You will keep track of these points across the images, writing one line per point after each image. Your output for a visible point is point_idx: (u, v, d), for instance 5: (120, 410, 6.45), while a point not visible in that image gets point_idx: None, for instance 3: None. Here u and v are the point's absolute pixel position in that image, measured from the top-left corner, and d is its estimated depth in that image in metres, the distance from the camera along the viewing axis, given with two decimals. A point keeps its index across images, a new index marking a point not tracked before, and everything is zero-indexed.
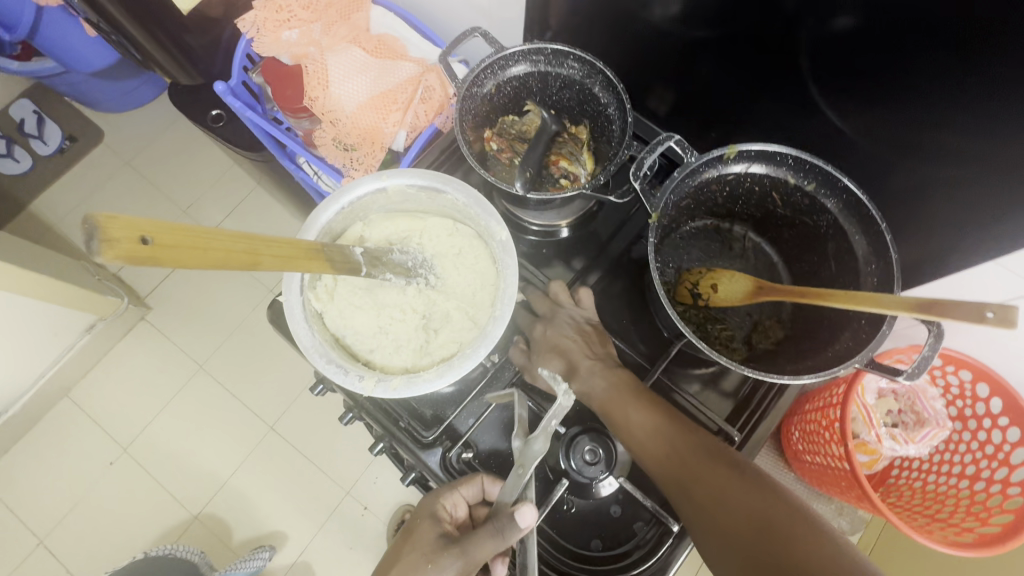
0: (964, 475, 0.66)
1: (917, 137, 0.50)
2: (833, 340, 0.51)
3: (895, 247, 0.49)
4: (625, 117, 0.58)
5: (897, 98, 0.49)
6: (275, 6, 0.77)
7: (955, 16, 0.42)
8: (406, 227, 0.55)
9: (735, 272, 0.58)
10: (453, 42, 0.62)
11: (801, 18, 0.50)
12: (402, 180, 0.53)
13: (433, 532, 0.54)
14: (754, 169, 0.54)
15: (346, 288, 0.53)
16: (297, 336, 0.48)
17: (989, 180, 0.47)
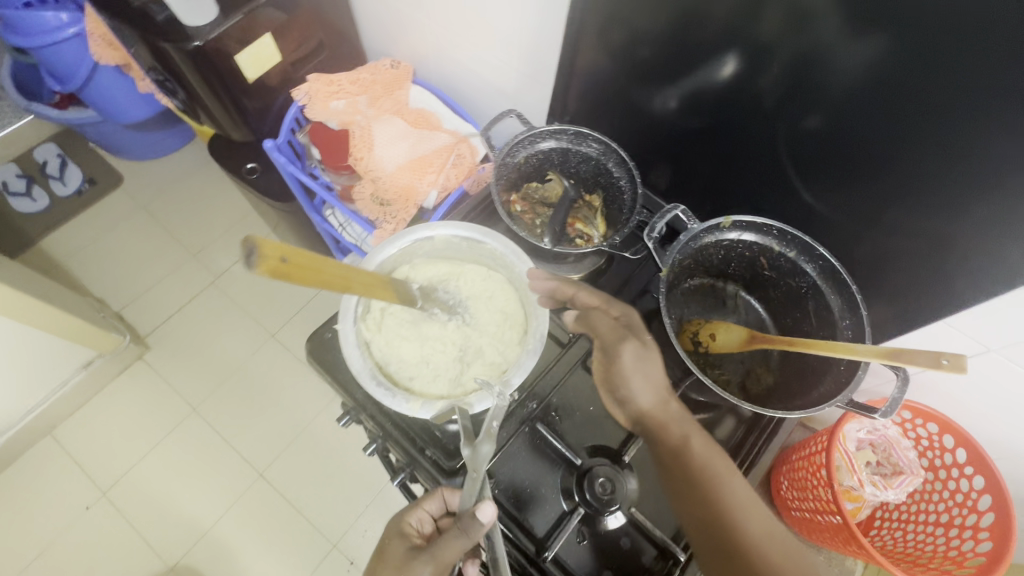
0: (941, 525, 0.72)
1: (876, 213, 0.62)
2: (818, 384, 0.59)
3: (865, 305, 0.58)
4: (635, 190, 0.68)
5: (856, 183, 0.61)
6: (326, 80, 0.89)
7: (894, 124, 0.54)
8: (447, 272, 0.63)
9: (730, 324, 0.66)
10: (490, 121, 0.71)
11: (776, 117, 0.63)
12: (447, 230, 0.61)
13: (401, 547, 0.59)
14: (745, 236, 0.64)
15: (393, 321, 0.60)
16: (349, 360, 0.54)
17: (935, 249, 0.59)
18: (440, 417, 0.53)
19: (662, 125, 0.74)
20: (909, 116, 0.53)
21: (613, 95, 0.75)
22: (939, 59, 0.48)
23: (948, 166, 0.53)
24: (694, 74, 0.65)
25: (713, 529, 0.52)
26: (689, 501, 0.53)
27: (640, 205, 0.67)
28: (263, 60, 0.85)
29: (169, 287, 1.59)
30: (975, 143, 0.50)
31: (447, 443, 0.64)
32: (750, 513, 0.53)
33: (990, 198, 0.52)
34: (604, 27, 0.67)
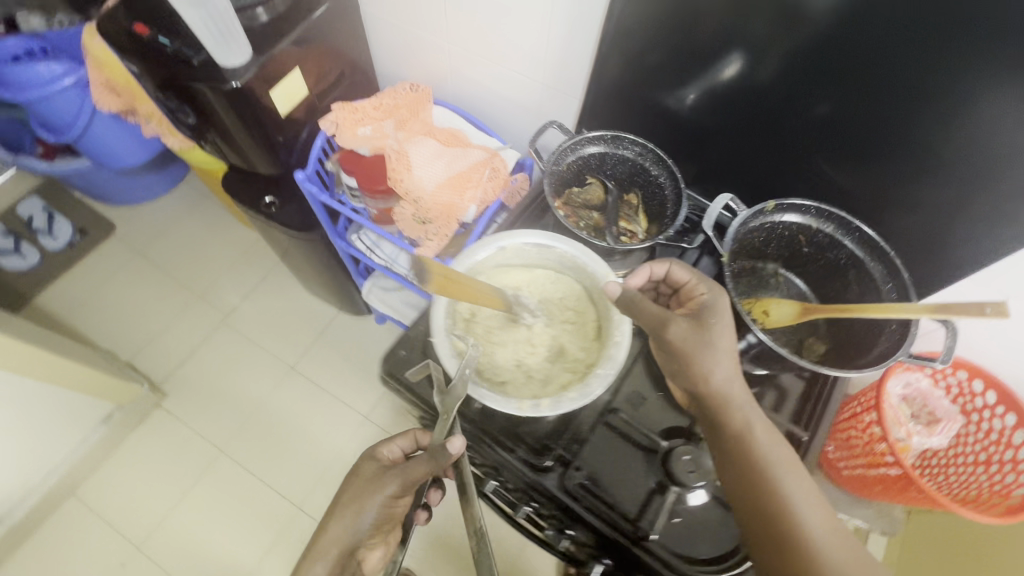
0: (983, 463, 0.77)
1: (894, 181, 0.68)
2: (873, 344, 0.64)
3: (906, 269, 0.64)
4: (676, 186, 0.73)
5: (871, 156, 0.68)
6: (351, 108, 0.91)
7: (901, 101, 0.61)
8: (518, 281, 0.67)
9: (781, 300, 0.70)
10: (535, 133, 0.74)
11: (793, 107, 0.69)
12: (519, 239, 0.64)
13: (376, 471, 0.66)
14: (784, 218, 0.70)
15: (478, 333, 0.63)
16: (450, 369, 0.56)
17: (953, 205, 0.65)
18: (546, 414, 0.55)
19: (687, 124, 0.79)
20: (920, 93, 0.59)
21: (637, 100, 0.80)
22: (941, 40, 0.55)
23: (958, 131, 0.60)
24: (719, 73, 0.71)
25: (763, 512, 0.52)
26: (741, 481, 0.54)
27: (684, 199, 0.72)
28: (291, 93, 0.87)
29: (178, 331, 1.56)
30: (983, 110, 0.57)
31: (533, 443, 0.67)
32: (807, 505, 0.52)
33: (998, 154, 0.59)
34: (629, 38, 0.72)
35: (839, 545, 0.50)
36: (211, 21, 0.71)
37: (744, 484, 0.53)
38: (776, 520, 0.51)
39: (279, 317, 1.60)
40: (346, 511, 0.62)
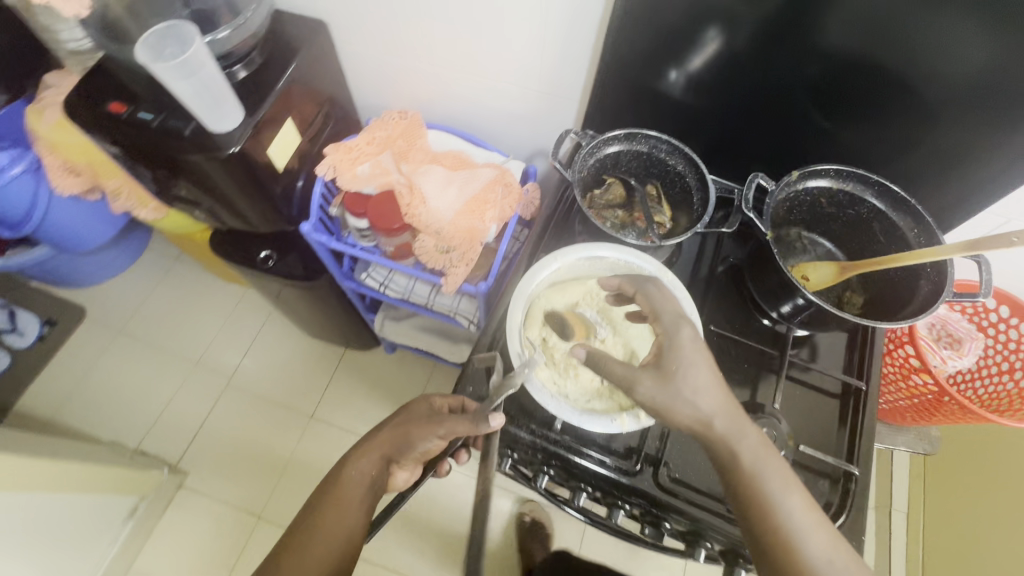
0: (1005, 371, 0.86)
1: (892, 128, 0.72)
2: (915, 289, 0.67)
3: (928, 213, 0.68)
4: (698, 172, 0.75)
5: (863, 110, 0.72)
6: (345, 149, 0.89)
7: (883, 57, 0.65)
8: (577, 293, 0.68)
9: (816, 263, 0.74)
10: (555, 147, 0.75)
11: (785, 77, 0.72)
12: (571, 255, 0.67)
13: (423, 416, 0.68)
14: (806, 185, 0.73)
15: (554, 351, 0.65)
16: (546, 402, 0.60)
17: (952, 140, 0.70)
18: (647, 424, 0.61)
19: (688, 109, 0.82)
20: (905, 46, 0.63)
21: (637, 93, 0.81)
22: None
23: (945, 75, 0.64)
24: (718, 56, 0.73)
25: (751, 516, 0.52)
26: (733, 488, 0.53)
27: (710, 184, 0.74)
28: (286, 148, 0.85)
29: (183, 405, 1.49)
30: (966, 53, 0.61)
31: (620, 451, 0.68)
32: (799, 523, 0.51)
33: (986, 90, 0.63)
34: (626, 35, 0.73)
35: (827, 562, 0.50)
36: (200, 86, 0.69)
37: (736, 492, 0.53)
38: (764, 525, 0.51)
39: (286, 368, 1.55)
40: (383, 442, 0.68)
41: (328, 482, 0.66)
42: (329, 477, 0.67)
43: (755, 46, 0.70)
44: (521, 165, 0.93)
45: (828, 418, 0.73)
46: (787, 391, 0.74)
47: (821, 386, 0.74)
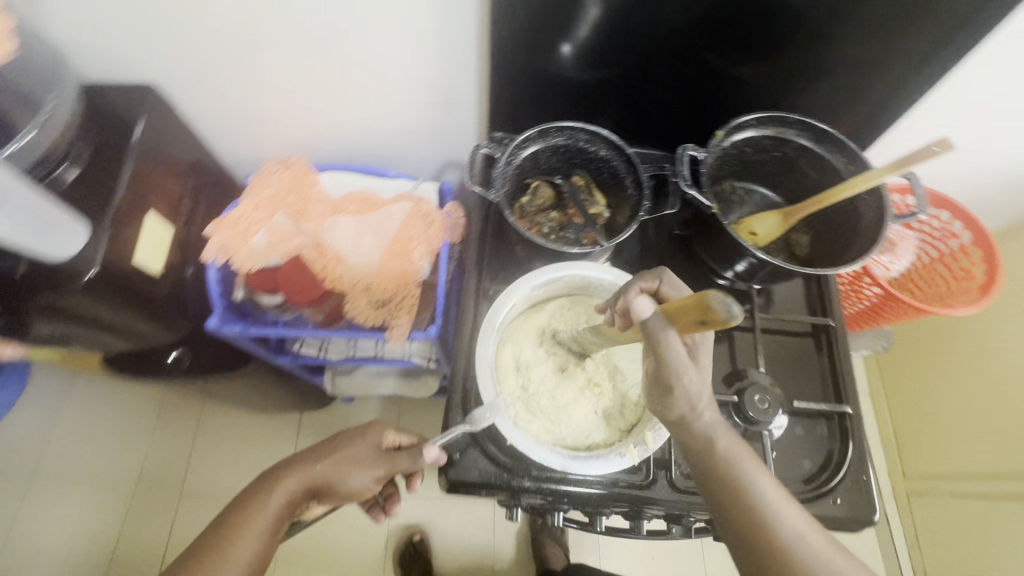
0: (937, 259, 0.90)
1: (792, 59, 0.70)
2: (857, 218, 0.67)
3: (850, 139, 0.67)
4: (622, 154, 0.70)
5: (758, 45, 0.69)
6: (228, 224, 0.76)
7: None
8: (543, 325, 0.64)
9: (759, 215, 0.72)
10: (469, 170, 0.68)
11: (676, 30, 0.68)
12: (524, 288, 0.62)
13: (367, 448, 0.62)
14: (732, 139, 0.69)
15: (538, 398, 0.61)
16: (546, 461, 0.55)
17: (852, 57, 0.68)
18: (657, 443, 0.56)
19: (593, 84, 0.76)
20: None
21: (536, 79, 0.74)
22: None
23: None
24: (609, 20, 0.68)
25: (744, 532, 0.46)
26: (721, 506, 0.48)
27: (639, 165, 0.69)
28: (161, 248, 0.72)
29: None
30: None
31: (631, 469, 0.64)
32: (781, 510, 0.46)
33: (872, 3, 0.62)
34: (509, 19, 0.65)
35: (816, 551, 0.45)
36: (21, 214, 0.57)
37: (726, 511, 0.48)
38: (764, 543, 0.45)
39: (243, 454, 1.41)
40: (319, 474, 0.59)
41: (237, 503, 0.57)
42: (238, 498, 0.57)
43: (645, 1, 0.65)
44: (434, 184, 0.83)
45: (808, 364, 0.73)
46: (765, 348, 0.74)
47: (792, 332, 0.75)
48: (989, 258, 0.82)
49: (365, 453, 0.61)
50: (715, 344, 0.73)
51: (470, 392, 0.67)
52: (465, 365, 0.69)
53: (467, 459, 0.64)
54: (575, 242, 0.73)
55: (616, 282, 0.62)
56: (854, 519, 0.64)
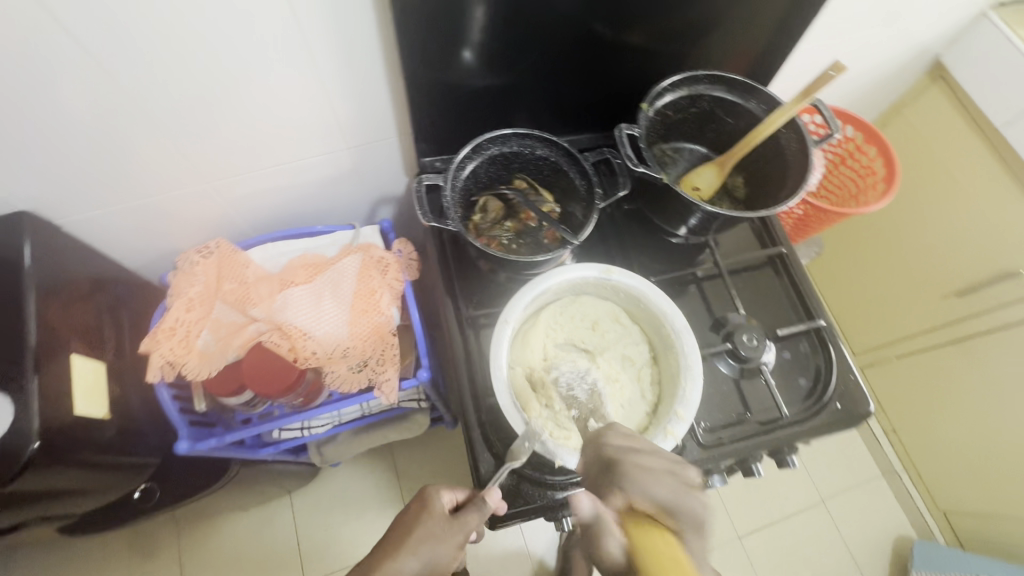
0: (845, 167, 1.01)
1: (690, 20, 0.71)
2: (781, 150, 0.72)
3: (755, 81, 0.71)
4: (559, 148, 0.71)
5: (656, 15, 0.69)
6: (167, 333, 0.69)
7: None
8: (543, 339, 0.65)
9: (697, 171, 0.76)
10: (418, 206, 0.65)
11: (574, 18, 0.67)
12: (518, 308, 0.63)
13: (434, 522, 0.59)
14: (655, 107, 0.72)
15: (566, 414, 0.61)
16: (593, 463, 0.58)
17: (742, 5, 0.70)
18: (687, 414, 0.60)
19: (507, 87, 0.74)
20: None
21: (449, 95, 0.72)
22: None
23: None
24: (511, 24, 0.65)
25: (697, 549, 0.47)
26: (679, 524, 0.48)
27: (579, 156, 0.70)
28: (99, 387, 0.64)
29: None
30: None
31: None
32: None
33: None
34: (406, 40, 0.62)
35: None
36: None
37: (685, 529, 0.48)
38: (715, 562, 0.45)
39: None
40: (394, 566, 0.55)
41: None
42: None
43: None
44: (376, 227, 0.81)
45: (775, 291, 0.79)
46: (735, 289, 0.78)
47: (752, 267, 0.80)
48: (888, 155, 0.93)
49: (434, 525, 0.59)
50: (690, 301, 0.77)
51: (488, 422, 0.65)
52: (472, 398, 0.67)
53: (507, 486, 0.63)
54: (540, 245, 0.73)
55: (602, 275, 0.66)
56: (855, 420, 0.70)
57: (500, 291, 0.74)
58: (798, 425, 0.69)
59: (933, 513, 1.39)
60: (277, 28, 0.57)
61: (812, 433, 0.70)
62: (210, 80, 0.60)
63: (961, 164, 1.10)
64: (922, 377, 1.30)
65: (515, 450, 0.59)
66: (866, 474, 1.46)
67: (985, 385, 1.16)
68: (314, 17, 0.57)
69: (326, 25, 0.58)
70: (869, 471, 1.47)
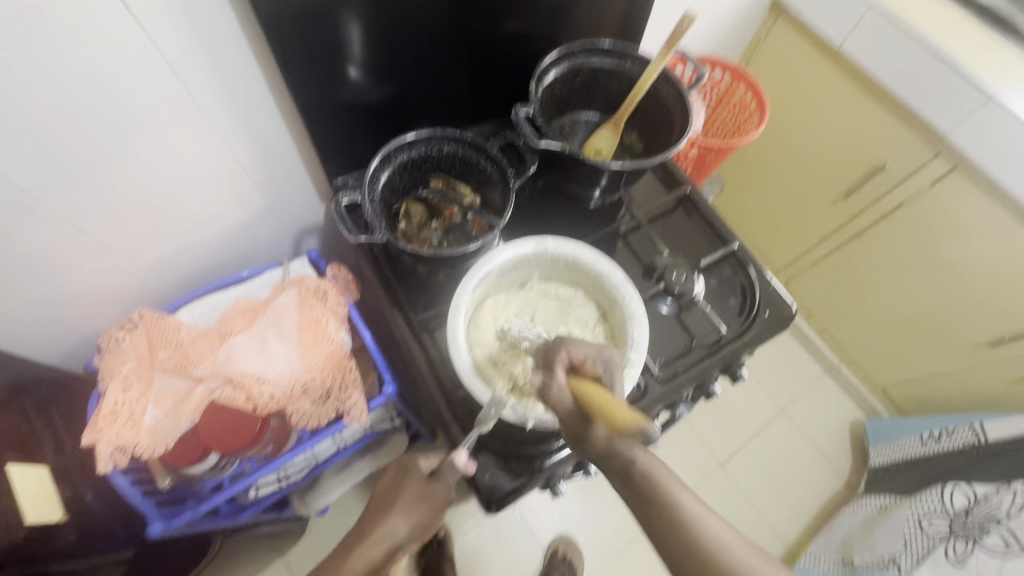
0: (724, 104, 1.11)
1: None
2: (661, 100, 0.79)
3: (623, 43, 0.77)
4: (464, 141, 0.74)
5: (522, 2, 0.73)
6: (108, 417, 0.65)
7: None
8: (494, 321, 0.69)
9: (594, 136, 0.82)
10: (342, 225, 0.66)
11: (446, 18, 0.69)
12: (465, 293, 0.66)
13: (414, 490, 0.60)
14: (543, 84, 0.77)
15: (525, 382, 0.65)
16: None
17: None
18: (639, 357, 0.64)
19: (400, 94, 0.76)
20: None
21: (344, 111, 0.72)
22: None
23: None
24: (386, 32, 0.66)
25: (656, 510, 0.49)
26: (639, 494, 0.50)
27: (484, 144, 0.73)
28: (47, 492, 0.60)
29: None
30: None
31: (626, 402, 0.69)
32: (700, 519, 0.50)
33: None
34: (287, 66, 0.62)
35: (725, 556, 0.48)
36: None
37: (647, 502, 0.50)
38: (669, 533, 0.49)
39: None
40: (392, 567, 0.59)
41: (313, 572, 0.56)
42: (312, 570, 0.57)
43: (412, 1, 0.64)
44: (303, 258, 0.80)
45: (690, 228, 0.86)
46: (656, 234, 0.84)
47: (664, 211, 0.87)
48: (753, 87, 1.02)
49: (413, 491, 0.60)
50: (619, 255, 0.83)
51: (462, 414, 0.67)
52: (443, 394, 0.69)
53: (496, 469, 0.66)
54: (469, 237, 0.76)
55: (538, 248, 0.70)
56: (783, 320, 0.77)
57: (443, 289, 0.76)
58: (737, 339, 0.76)
59: (873, 392, 1.56)
60: (153, 80, 0.55)
61: (752, 343, 0.77)
62: (93, 149, 0.57)
63: (818, 82, 1.23)
64: (834, 276, 1.46)
65: (480, 420, 0.60)
66: (812, 374, 1.61)
67: (883, 270, 1.32)
68: (188, 62, 0.56)
69: (203, 67, 0.58)
70: (814, 371, 1.62)
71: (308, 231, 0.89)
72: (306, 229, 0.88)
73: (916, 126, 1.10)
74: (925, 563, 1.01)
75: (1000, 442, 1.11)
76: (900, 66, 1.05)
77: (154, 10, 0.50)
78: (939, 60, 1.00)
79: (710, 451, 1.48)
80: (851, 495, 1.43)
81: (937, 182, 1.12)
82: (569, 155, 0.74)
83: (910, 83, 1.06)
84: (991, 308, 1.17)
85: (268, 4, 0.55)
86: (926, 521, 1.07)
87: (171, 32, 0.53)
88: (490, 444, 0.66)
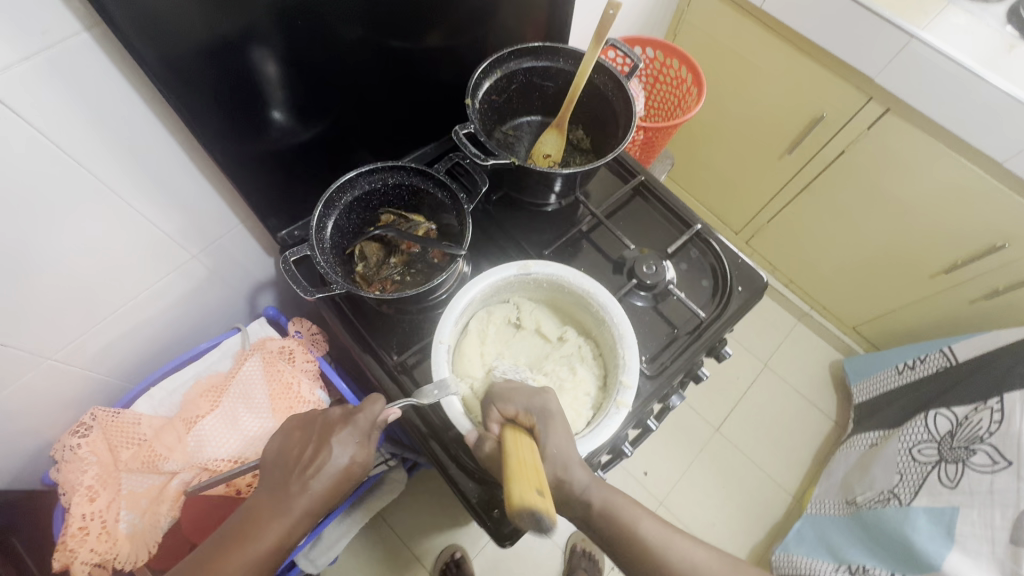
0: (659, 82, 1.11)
1: (474, 8, 0.72)
2: (601, 92, 0.77)
3: (552, 42, 0.75)
4: (408, 170, 0.71)
5: (440, 16, 0.69)
6: (78, 534, 0.60)
7: None
8: (476, 348, 0.66)
9: (539, 141, 0.80)
10: (296, 282, 0.62)
11: (364, 46, 0.65)
12: (447, 325, 0.63)
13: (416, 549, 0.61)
14: (478, 97, 0.73)
15: None
16: None
17: None
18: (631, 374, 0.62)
19: (329, 131, 0.71)
20: None
21: (272, 160, 0.67)
22: None
23: None
24: (302, 70, 0.61)
25: None
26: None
27: (430, 170, 0.70)
28: None
29: None
30: None
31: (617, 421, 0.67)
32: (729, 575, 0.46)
33: None
34: (200, 126, 0.57)
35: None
36: None
37: None
38: None
39: None
40: None
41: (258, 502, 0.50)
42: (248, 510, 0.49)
43: (321, 33, 0.60)
44: (262, 318, 0.77)
45: (651, 216, 0.85)
46: (619, 230, 0.83)
47: (623, 203, 0.85)
48: (684, 62, 1.02)
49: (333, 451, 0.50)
50: (587, 253, 0.81)
51: (459, 453, 0.65)
52: (434, 436, 0.66)
53: (506, 504, 0.63)
54: (434, 269, 0.73)
55: (520, 272, 0.67)
56: (756, 292, 0.78)
57: (413, 327, 0.73)
58: (715, 321, 0.76)
59: (845, 331, 1.61)
60: (50, 171, 0.50)
61: (731, 321, 0.77)
62: None
63: (748, 46, 1.25)
64: (790, 228, 1.50)
65: (420, 394, 0.58)
66: (787, 325, 1.67)
67: (838, 216, 1.36)
68: (82, 140, 0.50)
69: (100, 145, 0.52)
70: (788, 322, 1.67)
71: (259, 286, 0.84)
72: (257, 286, 0.84)
73: (847, 75, 1.13)
74: (922, 493, 1.04)
75: (970, 362, 1.16)
76: (824, 20, 1.07)
77: (33, 97, 0.45)
78: (859, 9, 1.01)
79: (704, 418, 1.51)
80: (842, 435, 1.48)
81: (874, 125, 1.15)
82: (519, 166, 0.72)
83: (835, 34, 1.07)
84: (941, 236, 1.21)
85: (165, 67, 0.50)
86: (917, 451, 1.11)
87: (57, 117, 0.47)
88: (491, 475, 0.64)
